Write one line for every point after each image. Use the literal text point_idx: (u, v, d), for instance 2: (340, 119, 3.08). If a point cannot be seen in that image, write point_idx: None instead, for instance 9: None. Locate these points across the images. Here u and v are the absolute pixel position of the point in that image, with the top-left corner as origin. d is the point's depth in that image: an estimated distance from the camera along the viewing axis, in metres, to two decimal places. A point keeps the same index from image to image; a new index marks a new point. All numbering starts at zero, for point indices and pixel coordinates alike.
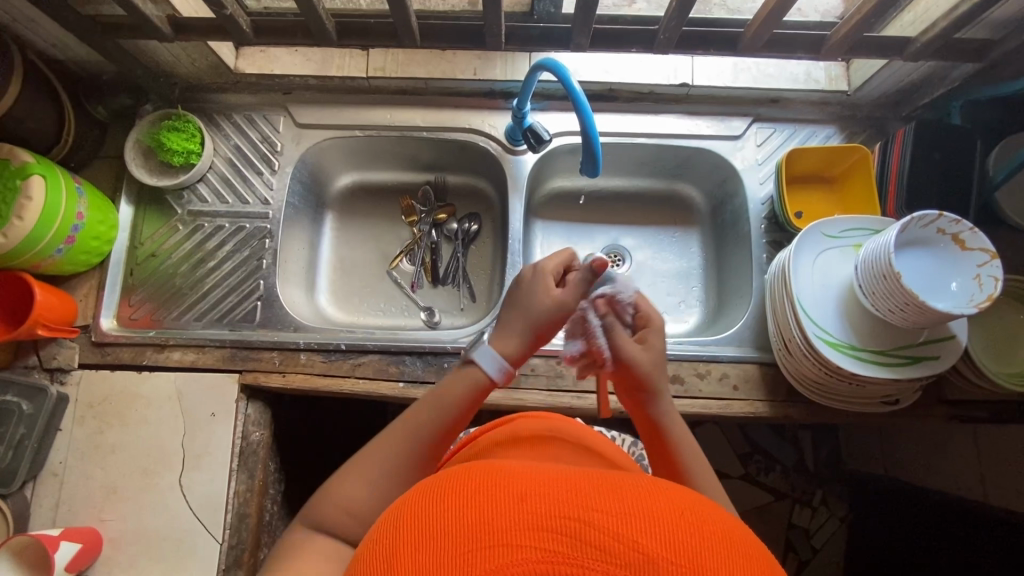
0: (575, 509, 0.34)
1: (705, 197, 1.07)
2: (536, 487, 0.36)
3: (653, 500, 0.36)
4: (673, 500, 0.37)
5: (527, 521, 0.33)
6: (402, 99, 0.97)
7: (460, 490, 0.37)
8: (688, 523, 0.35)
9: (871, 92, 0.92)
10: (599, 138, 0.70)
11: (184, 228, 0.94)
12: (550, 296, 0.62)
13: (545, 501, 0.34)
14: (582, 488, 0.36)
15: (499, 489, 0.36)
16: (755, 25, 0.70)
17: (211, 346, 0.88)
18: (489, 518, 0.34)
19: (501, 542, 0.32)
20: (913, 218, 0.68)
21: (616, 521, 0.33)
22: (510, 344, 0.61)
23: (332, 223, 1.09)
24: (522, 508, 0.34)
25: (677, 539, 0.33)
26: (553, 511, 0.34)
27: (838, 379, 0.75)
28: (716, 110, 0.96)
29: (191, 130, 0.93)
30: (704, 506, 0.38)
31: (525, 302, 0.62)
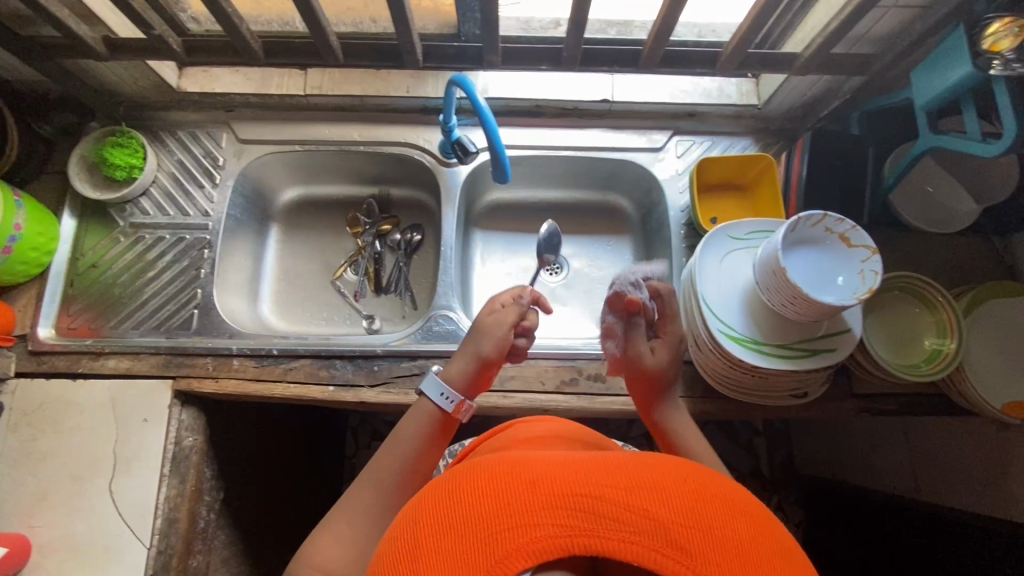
0: (585, 487, 0.38)
1: (635, 206, 1.12)
2: (546, 471, 0.39)
3: (655, 472, 0.40)
4: (675, 470, 0.41)
5: (542, 503, 0.37)
6: (340, 115, 1.02)
7: (480, 477, 0.40)
8: (688, 490, 0.39)
9: (778, 106, 0.98)
10: (506, 149, 0.75)
11: (125, 240, 0.97)
12: (489, 318, 0.75)
13: (557, 482, 0.38)
14: (588, 468, 0.40)
15: (514, 474, 0.39)
16: (650, 42, 0.76)
17: (146, 353, 0.90)
18: (506, 502, 0.37)
19: (520, 523, 0.36)
20: (799, 218, 0.73)
21: (622, 493, 0.38)
22: (454, 369, 0.74)
23: (277, 236, 1.12)
24: (536, 491, 0.38)
25: (677, 503, 0.38)
26: (566, 491, 0.38)
27: (742, 370, 0.80)
28: (637, 124, 1.02)
29: (134, 145, 0.97)
30: (699, 470, 0.42)
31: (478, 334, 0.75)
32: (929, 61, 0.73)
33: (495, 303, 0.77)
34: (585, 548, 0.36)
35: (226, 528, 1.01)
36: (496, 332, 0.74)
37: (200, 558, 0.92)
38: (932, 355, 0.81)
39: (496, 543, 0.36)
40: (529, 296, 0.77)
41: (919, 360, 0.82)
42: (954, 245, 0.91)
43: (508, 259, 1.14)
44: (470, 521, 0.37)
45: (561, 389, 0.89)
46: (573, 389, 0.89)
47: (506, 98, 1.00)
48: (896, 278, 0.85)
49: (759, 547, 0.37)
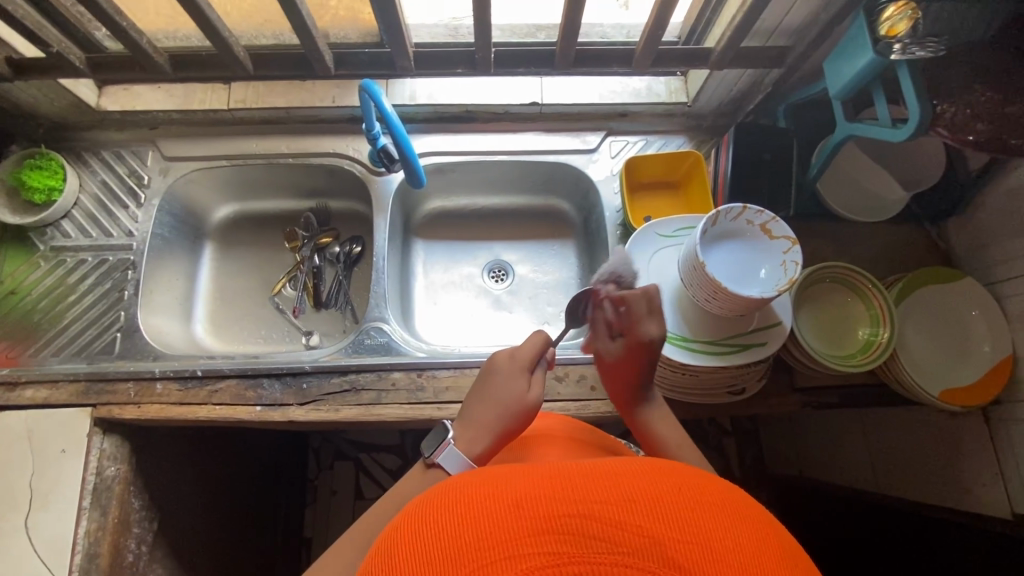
0: (571, 506, 0.34)
1: (576, 208, 1.11)
2: (530, 491, 0.35)
3: (653, 482, 0.36)
4: (668, 477, 0.37)
5: (529, 529, 0.33)
6: (268, 128, 1.00)
7: (456, 503, 0.36)
8: (686, 497, 0.35)
9: (707, 103, 0.98)
10: (418, 154, 0.74)
11: (46, 264, 0.94)
12: (525, 388, 0.64)
13: (540, 502, 0.34)
14: (577, 482, 0.35)
15: (493, 497, 0.35)
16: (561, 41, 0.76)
17: (65, 380, 0.87)
18: (486, 530, 0.33)
19: (499, 554, 0.32)
20: (719, 211, 0.72)
21: (614, 507, 0.33)
22: (478, 443, 0.60)
23: (212, 254, 1.10)
24: (517, 515, 0.34)
25: (675, 517, 0.33)
26: (553, 511, 0.33)
27: (672, 369, 0.78)
28: (568, 126, 1.01)
29: (54, 167, 0.94)
30: (708, 479, 0.38)
31: (496, 397, 0.63)
32: (837, 50, 0.73)
33: (522, 360, 0.66)
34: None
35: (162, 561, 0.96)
36: (530, 407, 0.64)
37: None
38: (865, 346, 0.80)
39: None
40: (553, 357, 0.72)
41: (852, 351, 0.81)
42: (887, 233, 0.91)
43: (451, 268, 1.12)
44: (446, 551, 0.33)
45: None
46: None
47: (435, 104, 0.99)
48: (827, 268, 0.84)
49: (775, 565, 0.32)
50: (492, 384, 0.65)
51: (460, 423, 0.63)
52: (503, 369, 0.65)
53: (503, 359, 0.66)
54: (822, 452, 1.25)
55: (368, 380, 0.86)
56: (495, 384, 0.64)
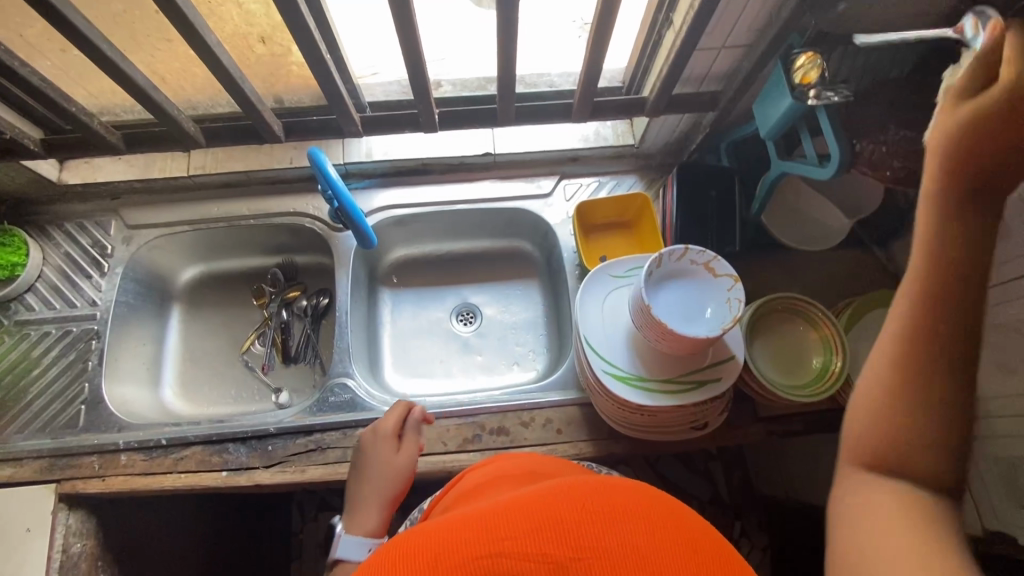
0: (483, 547, 0.36)
1: (538, 248, 1.14)
2: (449, 540, 0.37)
3: (560, 503, 0.39)
4: (575, 495, 0.40)
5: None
6: (229, 191, 1.02)
7: (382, 559, 0.37)
8: (587, 513, 0.38)
9: (655, 144, 1.01)
10: (366, 218, 0.85)
11: (10, 339, 0.94)
12: (394, 455, 0.73)
13: (455, 549, 0.36)
14: (492, 520, 0.38)
15: (413, 550, 0.37)
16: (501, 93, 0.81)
17: (29, 458, 0.86)
18: None
19: None
20: (661, 253, 0.75)
21: (523, 539, 0.36)
22: (373, 522, 0.69)
23: (179, 317, 1.10)
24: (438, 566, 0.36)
25: (577, 534, 0.37)
26: (468, 553, 0.36)
27: (631, 410, 0.79)
28: (523, 172, 1.04)
29: (17, 243, 0.96)
30: (618, 488, 0.41)
31: (369, 472, 0.72)
32: (762, 95, 0.77)
33: (383, 434, 0.74)
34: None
35: None
36: (407, 471, 0.72)
37: None
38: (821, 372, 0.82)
39: None
40: (416, 418, 0.76)
41: (807, 380, 0.82)
42: (836, 258, 0.93)
43: (419, 315, 1.14)
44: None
45: (465, 448, 0.87)
46: (477, 446, 0.87)
47: (391, 159, 1.02)
48: (778, 298, 0.86)
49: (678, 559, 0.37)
50: (364, 462, 0.73)
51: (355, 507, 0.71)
52: (370, 446, 0.73)
53: (369, 441, 0.74)
54: None
55: (334, 439, 0.87)
56: (368, 464, 0.72)
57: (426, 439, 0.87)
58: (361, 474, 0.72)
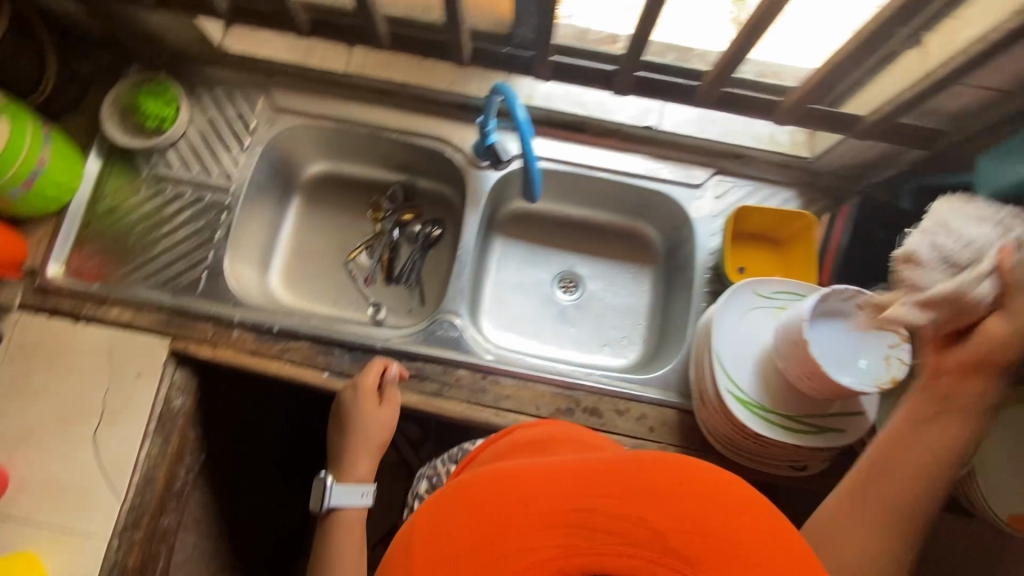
0: (575, 505, 0.44)
1: (663, 238, 1.08)
2: (538, 490, 0.46)
3: (634, 477, 0.45)
4: (662, 469, 0.46)
5: (539, 521, 0.44)
6: (379, 98, 0.99)
7: (481, 502, 0.46)
8: (672, 488, 0.45)
9: (830, 163, 0.94)
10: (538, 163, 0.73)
11: (147, 189, 0.96)
12: (378, 409, 0.82)
13: (547, 501, 0.45)
14: (581, 480, 0.46)
15: (509, 495, 0.46)
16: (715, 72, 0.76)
17: (149, 308, 0.90)
18: (510, 528, 0.44)
19: (520, 547, 0.43)
20: (833, 290, 0.70)
21: (610, 504, 0.44)
22: (357, 475, 0.81)
23: (298, 207, 1.11)
24: (534, 515, 0.44)
25: (668, 508, 0.43)
26: (559, 507, 0.44)
27: (743, 434, 0.77)
28: (680, 156, 0.98)
29: (169, 97, 0.96)
30: (686, 467, 0.46)
31: (355, 424, 0.82)
32: (1005, 147, 0.67)
33: (367, 391, 0.83)
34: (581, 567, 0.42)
35: (203, 488, 1.02)
36: (383, 429, 0.83)
37: (173, 517, 0.93)
38: None
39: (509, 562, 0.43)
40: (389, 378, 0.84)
41: None
42: None
43: (524, 270, 1.12)
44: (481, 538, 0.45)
45: (555, 417, 0.87)
46: (568, 419, 0.87)
47: (549, 107, 0.96)
48: None
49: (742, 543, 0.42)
50: (349, 414, 0.82)
51: (341, 459, 0.82)
52: (352, 399, 0.83)
53: (347, 403, 0.83)
54: None
55: (434, 371, 0.88)
56: (349, 420, 0.83)
57: (520, 397, 0.87)
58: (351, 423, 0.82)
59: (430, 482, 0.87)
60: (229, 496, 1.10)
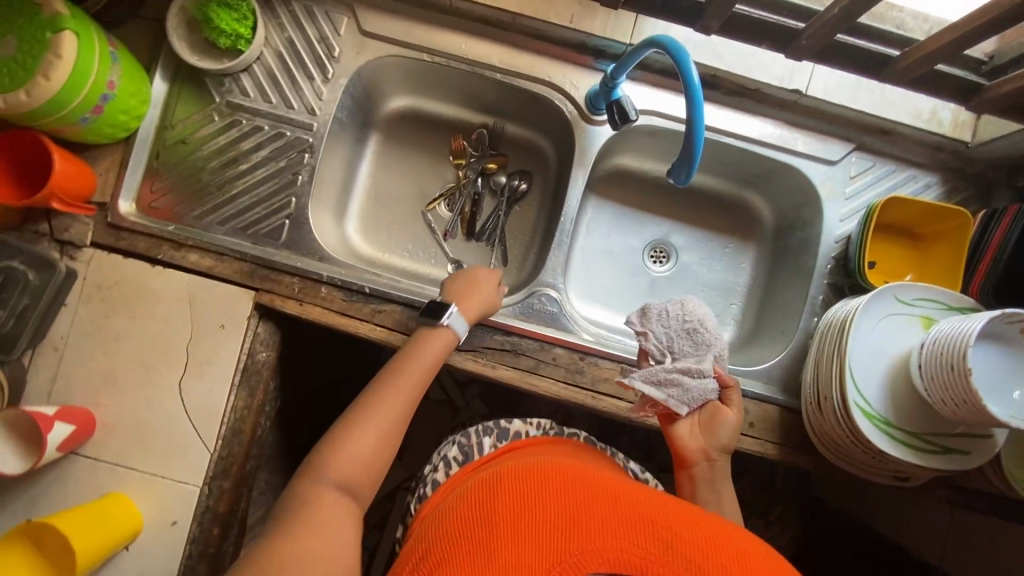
0: (656, 521, 0.49)
1: (774, 214, 0.99)
2: (624, 505, 0.51)
3: (716, 533, 0.50)
4: (732, 535, 0.51)
5: (623, 521, 0.49)
6: (483, 30, 0.86)
7: (567, 487, 0.53)
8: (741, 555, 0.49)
9: (992, 150, 0.83)
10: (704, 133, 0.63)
11: (220, 120, 0.86)
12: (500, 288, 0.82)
13: (632, 510, 0.50)
14: (660, 508, 0.51)
15: (598, 491, 0.53)
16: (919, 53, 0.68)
17: (230, 255, 0.84)
18: (597, 515, 0.49)
19: (605, 533, 0.47)
20: (1005, 313, 0.63)
21: (688, 538, 0.48)
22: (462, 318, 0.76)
23: (375, 146, 1.01)
24: (623, 508, 0.51)
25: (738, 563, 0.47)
26: (641, 517, 0.49)
27: (861, 446, 0.73)
28: (818, 127, 0.87)
29: (244, 11, 0.82)
30: (764, 555, 0.50)
31: (478, 276, 0.80)
32: None
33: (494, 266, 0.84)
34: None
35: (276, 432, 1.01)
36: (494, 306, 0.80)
37: (254, 463, 0.93)
38: None
39: (590, 543, 0.46)
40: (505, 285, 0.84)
41: None
42: None
43: (614, 234, 1.04)
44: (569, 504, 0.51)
45: None
46: None
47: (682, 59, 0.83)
48: None
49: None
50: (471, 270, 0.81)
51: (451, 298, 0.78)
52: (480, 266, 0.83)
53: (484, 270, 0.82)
54: None
55: (530, 347, 0.83)
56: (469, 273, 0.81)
57: (619, 381, 0.83)
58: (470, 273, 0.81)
59: (462, 449, 0.73)
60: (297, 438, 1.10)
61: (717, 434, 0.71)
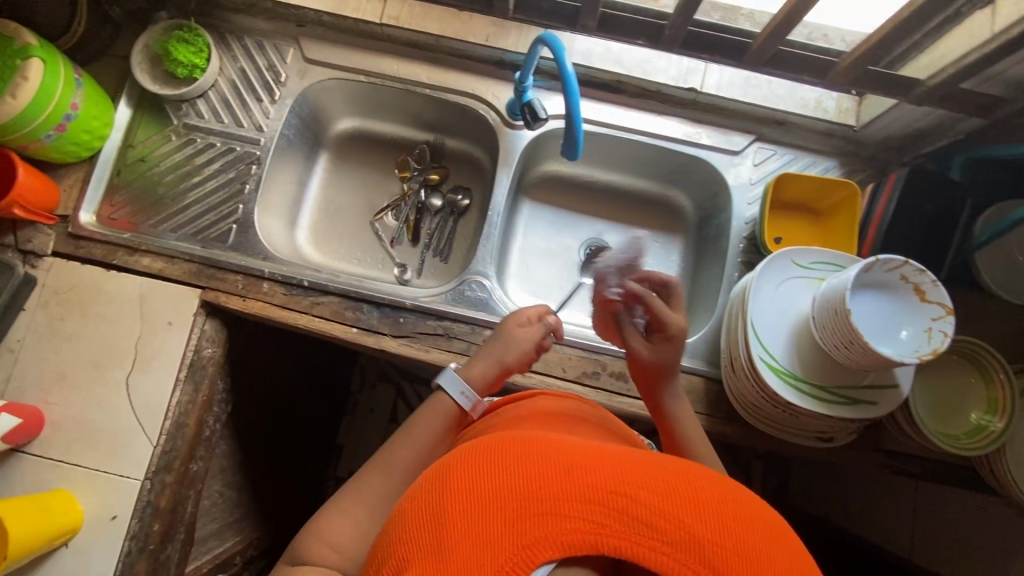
0: (618, 487, 0.41)
1: (695, 207, 1.06)
2: (585, 462, 0.43)
3: (683, 486, 0.42)
4: (715, 488, 0.43)
5: (577, 495, 0.41)
6: (412, 52, 0.97)
7: (514, 454, 0.44)
8: (721, 506, 0.41)
9: (877, 132, 0.90)
10: (583, 121, 0.70)
11: (176, 140, 0.96)
12: (526, 344, 0.76)
13: (592, 476, 0.42)
14: (627, 466, 0.43)
15: (554, 456, 0.44)
16: (763, 36, 0.72)
17: (180, 258, 0.90)
18: (545, 489, 0.41)
19: (551, 513, 0.40)
20: (877, 260, 0.67)
21: (656, 498, 0.41)
22: (474, 369, 0.74)
23: (325, 163, 1.10)
24: (570, 482, 0.41)
25: (715, 521, 0.40)
26: (600, 486, 0.41)
27: (773, 404, 0.76)
28: (717, 121, 0.95)
29: (200, 45, 0.94)
30: (747, 497, 0.44)
31: (504, 345, 0.74)
32: None
33: (522, 319, 0.77)
34: (613, 549, 0.39)
35: (229, 439, 1.04)
36: (526, 349, 0.75)
37: (201, 465, 0.95)
38: (975, 429, 0.77)
39: (535, 525, 0.40)
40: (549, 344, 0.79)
41: (958, 433, 0.78)
42: None
43: (551, 236, 1.10)
44: (502, 491, 0.42)
45: (581, 380, 0.87)
46: (593, 382, 0.87)
47: (588, 65, 0.94)
48: (955, 342, 0.81)
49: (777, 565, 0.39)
50: (494, 335, 0.77)
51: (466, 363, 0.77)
52: (516, 330, 0.76)
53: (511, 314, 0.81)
54: (857, 503, 1.22)
55: (462, 331, 0.88)
56: (501, 346, 0.75)
57: (547, 359, 0.87)
58: (500, 342, 0.75)
59: None
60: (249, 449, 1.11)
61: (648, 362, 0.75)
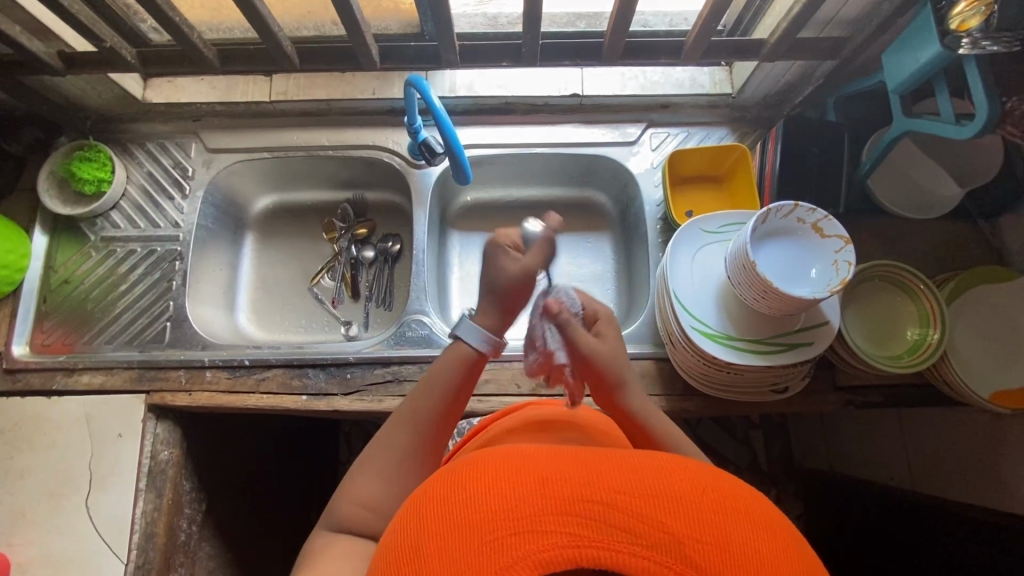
0: (596, 494, 0.36)
1: (612, 201, 1.09)
2: (561, 470, 0.38)
3: (665, 481, 0.37)
4: (698, 477, 0.39)
5: (553, 509, 0.35)
6: (308, 120, 1.02)
7: (487, 474, 0.39)
8: (706, 501, 0.36)
9: (754, 94, 0.96)
10: (465, 147, 0.74)
11: (97, 254, 0.97)
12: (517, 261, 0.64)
13: (568, 486, 0.36)
14: (604, 468, 0.38)
15: (525, 470, 0.38)
16: (611, 34, 0.77)
17: (119, 368, 0.90)
18: (519, 506, 0.35)
19: (529, 530, 0.34)
20: (770, 209, 0.71)
21: (636, 500, 0.35)
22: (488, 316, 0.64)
23: (253, 244, 1.12)
24: (545, 496, 0.36)
25: (700, 518, 0.35)
26: (576, 497, 0.36)
27: (715, 368, 0.78)
28: (608, 117, 1.00)
29: (102, 159, 0.96)
30: (733, 486, 0.39)
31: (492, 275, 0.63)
32: (898, 42, 0.71)
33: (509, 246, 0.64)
34: (593, 561, 0.33)
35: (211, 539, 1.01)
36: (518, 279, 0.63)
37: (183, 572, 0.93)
38: (915, 346, 0.79)
39: (503, 548, 0.33)
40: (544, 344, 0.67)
41: (900, 353, 0.79)
42: (943, 230, 0.87)
43: None
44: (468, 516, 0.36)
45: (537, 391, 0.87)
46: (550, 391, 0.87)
47: (474, 94, 0.99)
48: (873, 268, 0.83)
49: (768, 561, 0.35)
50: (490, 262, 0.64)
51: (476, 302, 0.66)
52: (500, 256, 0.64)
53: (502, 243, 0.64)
54: (851, 448, 1.22)
55: (411, 372, 0.88)
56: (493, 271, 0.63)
57: (500, 379, 0.87)
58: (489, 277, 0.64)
59: None
60: (237, 544, 1.08)
61: (599, 367, 0.65)
